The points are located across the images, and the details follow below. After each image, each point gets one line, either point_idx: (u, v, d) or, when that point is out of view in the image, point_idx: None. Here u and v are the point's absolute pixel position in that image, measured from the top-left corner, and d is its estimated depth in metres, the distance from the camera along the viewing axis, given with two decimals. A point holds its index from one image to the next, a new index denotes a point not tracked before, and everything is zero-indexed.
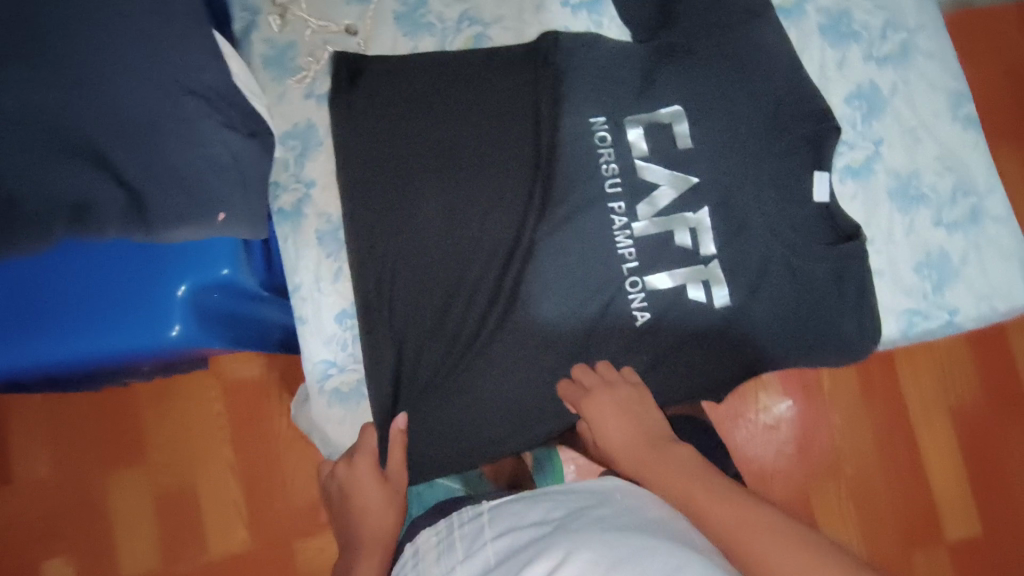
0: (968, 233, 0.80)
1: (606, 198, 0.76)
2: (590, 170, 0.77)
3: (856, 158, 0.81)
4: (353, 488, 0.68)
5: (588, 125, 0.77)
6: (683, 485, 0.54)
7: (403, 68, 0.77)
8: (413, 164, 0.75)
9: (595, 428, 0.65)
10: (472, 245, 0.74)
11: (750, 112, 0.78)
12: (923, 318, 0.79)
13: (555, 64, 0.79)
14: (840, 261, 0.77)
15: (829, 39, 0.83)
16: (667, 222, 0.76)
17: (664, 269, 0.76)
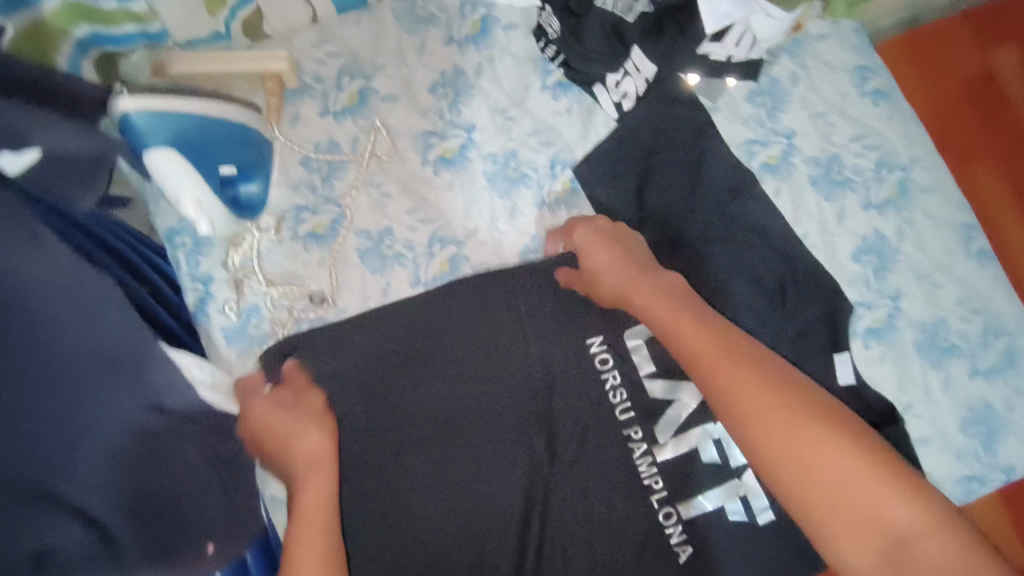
0: (1008, 377, 0.75)
1: (620, 427, 0.72)
2: (594, 402, 0.72)
3: (875, 318, 0.76)
4: (285, 434, 0.63)
5: (585, 351, 0.72)
6: (776, 435, 0.54)
7: (375, 336, 0.70)
8: (411, 438, 0.69)
9: (666, 336, 0.63)
10: (486, 517, 0.68)
11: (760, 302, 0.73)
12: (981, 483, 0.74)
13: (537, 284, 0.73)
14: (883, 441, 0.71)
15: (823, 191, 0.77)
16: (686, 439, 0.73)
17: (698, 491, 0.72)
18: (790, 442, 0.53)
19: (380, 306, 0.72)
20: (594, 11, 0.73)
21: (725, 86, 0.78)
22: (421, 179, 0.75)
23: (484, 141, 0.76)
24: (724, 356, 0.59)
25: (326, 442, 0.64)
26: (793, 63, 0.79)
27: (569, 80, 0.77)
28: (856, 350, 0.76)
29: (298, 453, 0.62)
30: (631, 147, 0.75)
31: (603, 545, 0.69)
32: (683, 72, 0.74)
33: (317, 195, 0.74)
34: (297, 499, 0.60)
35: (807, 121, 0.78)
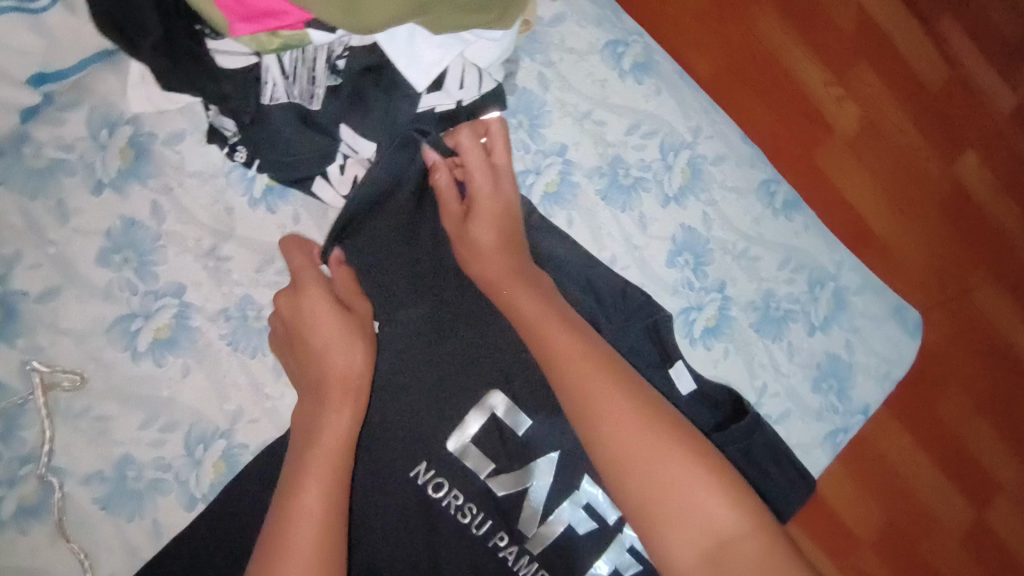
0: (842, 322, 0.74)
1: (484, 551, 0.60)
2: (440, 539, 0.59)
3: (707, 317, 0.71)
4: (306, 320, 0.56)
5: (410, 485, 0.59)
6: (619, 421, 0.50)
7: None
8: None
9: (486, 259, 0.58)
10: None
11: None
12: (845, 431, 0.74)
13: None
14: (742, 437, 0.67)
15: (616, 203, 0.69)
16: (553, 522, 0.61)
17: (586, 566, 0.62)
18: (631, 433, 0.50)
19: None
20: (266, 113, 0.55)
21: None
22: (140, 380, 0.56)
23: (201, 299, 0.58)
24: (582, 344, 0.54)
25: (362, 354, 0.55)
26: (538, 64, 0.68)
27: (281, 184, 0.59)
28: (693, 358, 0.71)
29: (334, 369, 0.54)
30: (402, 240, 0.61)
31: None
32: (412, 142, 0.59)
33: (6, 462, 0.54)
34: (315, 430, 0.52)
35: (574, 128, 0.68)
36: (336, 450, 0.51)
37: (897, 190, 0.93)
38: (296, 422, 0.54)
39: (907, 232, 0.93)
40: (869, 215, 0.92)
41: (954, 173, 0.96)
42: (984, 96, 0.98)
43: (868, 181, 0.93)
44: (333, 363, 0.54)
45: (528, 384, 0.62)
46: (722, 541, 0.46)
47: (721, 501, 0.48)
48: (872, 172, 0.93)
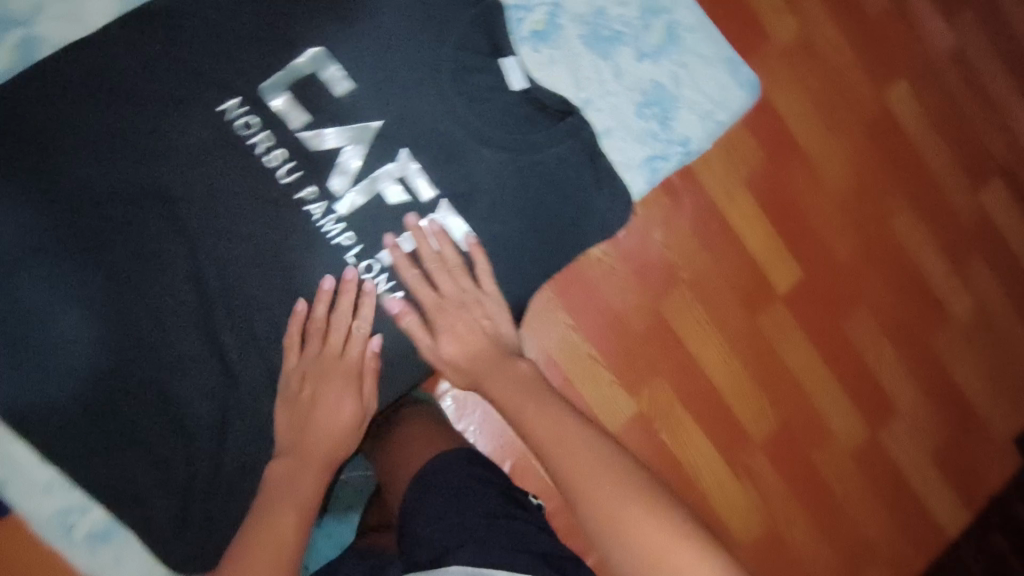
0: (671, 54, 0.77)
1: (287, 190, 0.67)
2: (245, 169, 0.65)
3: (537, 19, 0.74)
4: (309, 403, 0.69)
5: (222, 117, 0.65)
6: (573, 446, 0.61)
7: None
8: (42, 255, 0.64)
9: (447, 338, 0.72)
10: (142, 311, 0.64)
11: (403, 28, 0.69)
12: (662, 159, 0.77)
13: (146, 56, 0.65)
14: (562, 139, 0.73)
15: None
16: (368, 189, 0.69)
17: (395, 232, 0.70)
18: (578, 441, 0.61)
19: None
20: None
21: None
22: None
23: None
24: (559, 412, 0.65)
25: (352, 415, 0.71)
26: None
27: None
28: (520, 54, 0.73)
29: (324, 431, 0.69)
30: None
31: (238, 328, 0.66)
32: None
33: None
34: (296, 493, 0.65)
35: None
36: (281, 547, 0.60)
37: (861, 180, 1.31)
38: (275, 475, 0.66)
39: (862, 172, 1.31)
40: (838, 213, 1.29)
41: (884, 100, 1.33)
42: (862, 107, 1.32)
43: (826, 157, 1.28)
44: (344, 411, 0.70)
45: (346, 43, 0.67)
46: (655, 553, 0.52)
47: (643, 507, 0.55)
48: (818, 113, 1.28)
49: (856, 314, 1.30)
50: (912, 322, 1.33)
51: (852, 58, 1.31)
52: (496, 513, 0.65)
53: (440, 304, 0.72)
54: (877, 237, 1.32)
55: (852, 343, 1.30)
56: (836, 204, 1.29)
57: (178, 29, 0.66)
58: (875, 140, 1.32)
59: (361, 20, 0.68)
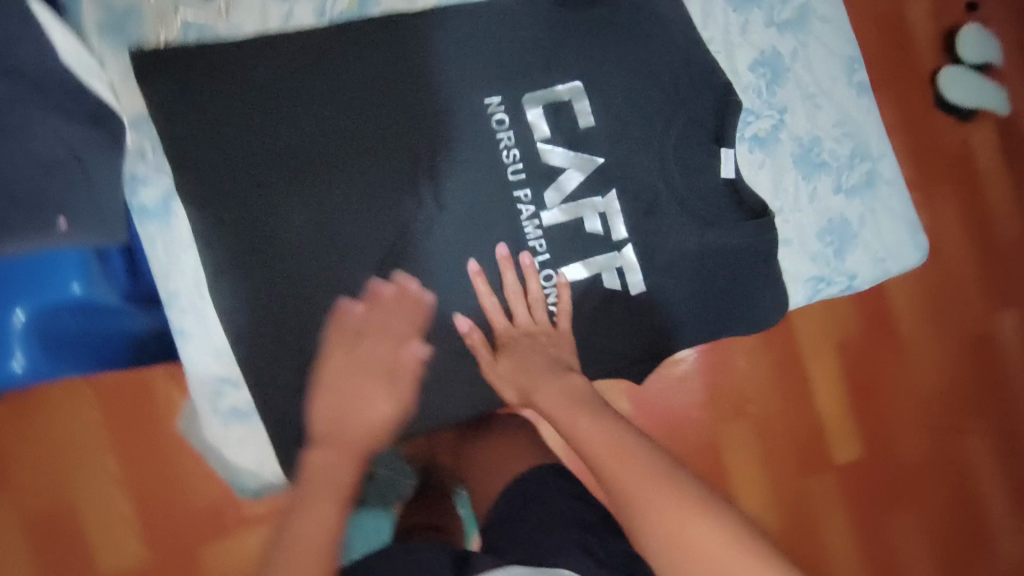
0: (865, 197, 0.83)
1: (510, 186, 0.74)
2: (484, 155, 0.74)
3: (761, 126, 0.81)
4: (359, 401, 0.68)
5: (483, 108, 0.74)
6: (584, 429, 0.63)
7: (249, 61, 0.69)
8: (282, 167, 0.69)
9: (507, 361, 0.73)
10: (349, 244, 0.70)
11: (651, 92, 0.77)
12: (826, 284, 0.82)
13: (442, 37, 0.74)
14: (751, 233, 0.78)
15: (733, 3, 0.81)
16: (572, 211, 0.76)
17: (579, 257, 0.76)
18: (590, 434, 0.62)
19: (257, 34, 0.70)
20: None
21: None
22: None
23: None
24: (584, 413, 0.65)
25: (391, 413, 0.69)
26: None
27: None
28: (738, 148, 0.80)
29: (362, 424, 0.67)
30: None
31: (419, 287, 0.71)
32: None
33: None
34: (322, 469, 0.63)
35: None
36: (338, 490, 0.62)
37: (948, 391, 1.36)
38: (328, 440, 0.66)
39: (949, 382, 1.36)
40: (914, 414, 1.34)
41: (992, 325, 1.39)
42: (966, 317, 1.38)
43: (917, 358, 1.35)
44: (472, 395, 0.74)
45: (601, 88, 0.76)
46: (677, 539, 0.53)
47: (679, 500, 0.55)
48: (923, 314, 1.36)
49: (901, 511, 1.32)
50: (954, 542, 1.34)
51: (973, 277, 1.38)
52: (588, 522, 0.68)
53: (516, 337, 0.74)
54: (945, 450, 1.35)
55: (890, 541, 1.32)
56: (915, 403, 1.34)
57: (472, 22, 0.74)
58: (973, 359, 1.37)
59: (620, 73, 0.77)
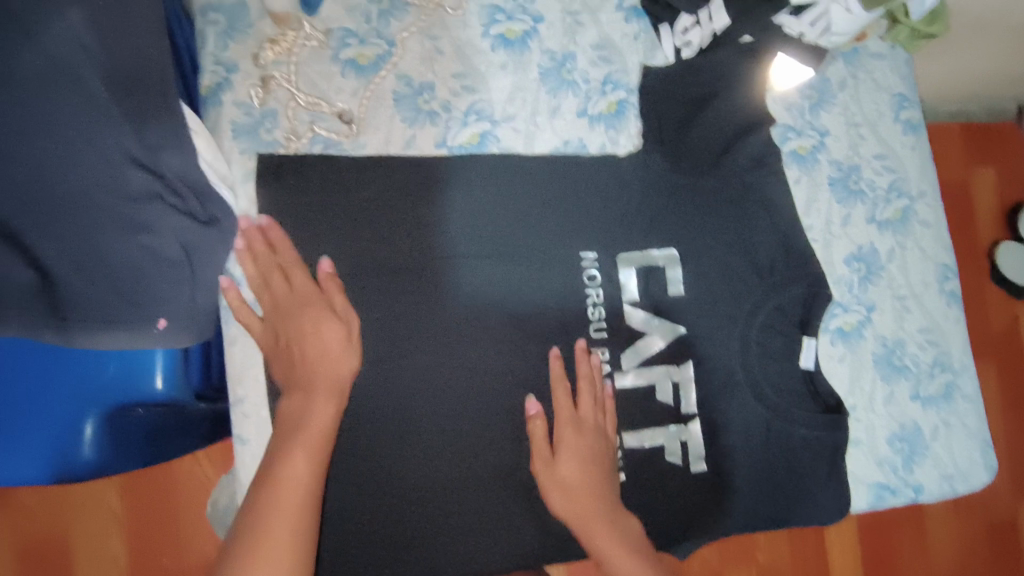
0: (941, 409, 0.81)
1: (590, 343, 0.74)
2: (571, 309, 0.74)
3: (848, 321, 0.80)
4: (308, 328, 0.63)
5: (578, 262, 0.74)
6: (601, 542, 0.65)
7: (358, 182, 0.68)
8: (374, 292, 0.68)
9: (570, 463, 0.68)
10: (418, 382, 0.68)
11: (745, 270, 0.78)
12: (890, 493, 0.79)
13: (550, 184, 0.74)
14: (821, 428, 0.77)
15: (837, 194, 0.81)
16: (646, 374, 0.75)
17: (644, 424, 0.74)
18: (608, 554, 0.65)
19: (379, 156, 0.70)
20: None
21: (799, 77, 0.80)
22: (475, 49, 0.74)
23: (548, 34, 0.76)
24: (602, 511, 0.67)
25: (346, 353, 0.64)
26: (846, 71, 0.83)
27: (643, 10, 0.79)
28: (820, 339, 0.79)
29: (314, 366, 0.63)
30: (692, 104, 0.77)
31: (481, 428, 0.70)
32: (770, 47, 0.77)
33: (370, 26, 0.71)
34: (305, 419, 0.60)
35: (842, 126, 0.82)
36: (320, 434, 0.60)
37: None
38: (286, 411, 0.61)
39: None
40: None
41: None
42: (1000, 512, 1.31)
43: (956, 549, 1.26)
44: (514, 551, 0.69)
45: (697, 257, 0.77)
46: None
47: None
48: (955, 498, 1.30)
49: None
50: None
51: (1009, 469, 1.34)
52: None
53: (579, 428, 0.69)
54: None
55: None
56: None
57: (584, 171, 0.75)
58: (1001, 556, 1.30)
59: (719, 247, 0.77)
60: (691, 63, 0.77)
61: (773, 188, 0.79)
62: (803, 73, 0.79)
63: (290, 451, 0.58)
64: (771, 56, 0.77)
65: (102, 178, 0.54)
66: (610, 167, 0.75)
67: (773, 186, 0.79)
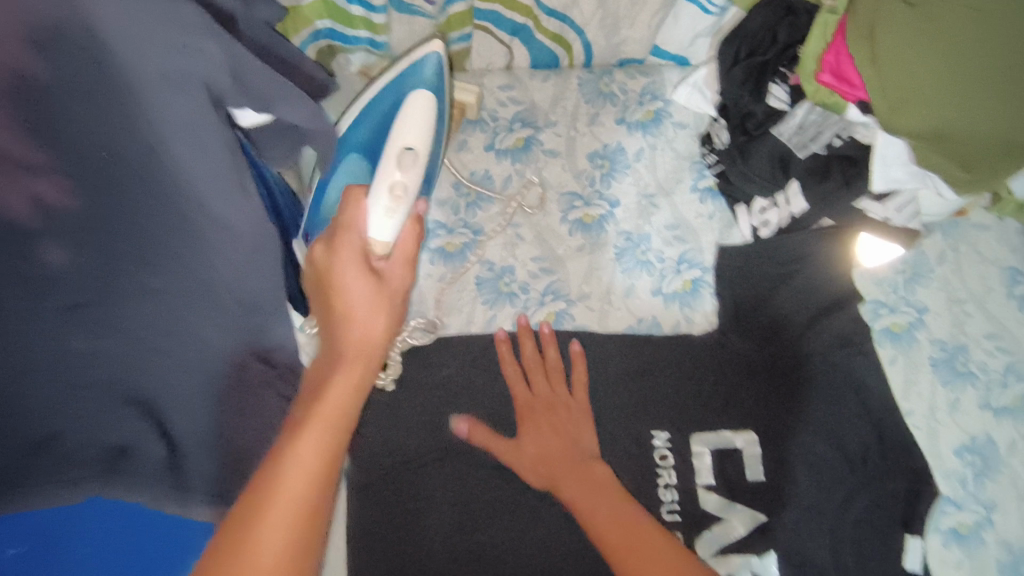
0: None
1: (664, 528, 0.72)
2: (642, 491, 0.73)
3: (962, 521, 0.71)
4: (347, 276, 0.57)
5: (649, 441, 0.74)
6: (591, 504, 0.64)
7: (439, 360, 0.75)
8: (449, 463, 0.72)
9: (529, 436, 0.71)
10: (486, 563, 0.68)
11: (833, 457, 0.73)
12: None
13: (621, 363, 0.76)
14: None
15: (941, 375, 0.75)
16: (726, 564, 0.70)
17: None
18: (589, 504, 0.64)
19: (460, 336, 0.76)
20: (768, 138, 0.74)
21: (887, 254, 0.77)
22: (555, 233, 0.79)
23: (623, 216, 0.80)
24: (591, 483, 0.67)
25: (380, 323, 0.56)
26: (944, 244, 0.79)
27: (718, 190, 0.81)
28: (927, 539, 0.71)
29: (346, 338, 0.54)
30: (770, 280, 0.77)
31: (511, 498, 0.70)
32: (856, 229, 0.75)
33: (458, 218, 0.79)
34: (324, 390, 0.50)
35: (944, 301, 0.77)
36: (338, 416, 0.49)
37: None
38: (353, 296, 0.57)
39: None
40: None
41: None
42: None
43: None
44: None
45: (778, 442, 0.73)
46: None
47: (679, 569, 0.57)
48: None
49: None
50: None
51: None
52: None
53: (531, 405, 0.73)
54: None
55: None
56: None
57: (657, 348, 0.76)
58: None
59: (802, 431, 0.74)
60: (774, 241, 0.77)
61: (862, 370, 0.75)
62: (892, 249, 0.76)
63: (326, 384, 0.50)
64: (856, 236, 0.76)
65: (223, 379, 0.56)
66: (683, 345, 0.76)
67: (862, 368, 0.75)
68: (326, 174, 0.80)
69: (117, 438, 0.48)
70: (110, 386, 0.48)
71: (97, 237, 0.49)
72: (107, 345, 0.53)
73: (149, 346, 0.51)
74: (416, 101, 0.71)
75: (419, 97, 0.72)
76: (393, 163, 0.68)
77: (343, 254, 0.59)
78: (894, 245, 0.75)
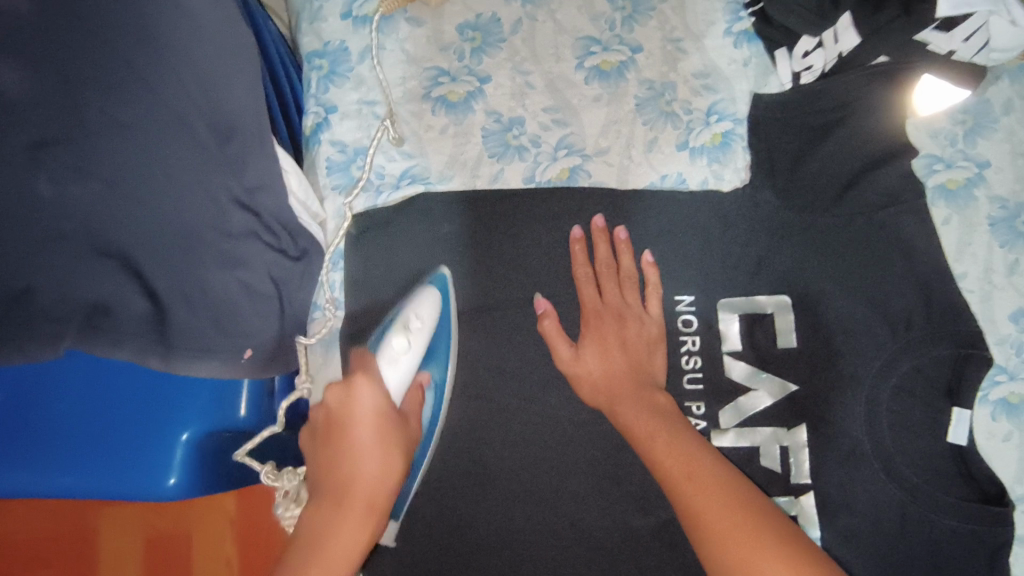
0: None
1: (684, 396, 0.67)
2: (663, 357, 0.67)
3: (1014, 391, 0.66)
4: (337, 405, 0.56)
5: (671, 305, 0.68)
6: (636, 418, 0.59)
7: (443, 214, 0.69)
8: (453, 320, 0.68)
9: (592, 349, 0.65)
10: (501, 438, 0.66)
11: (875, 322, 0.66)
12: None
13: (642, 221, 0.69)
14: (975, 520, 0.62)
15: (999, 236, 0.68)
16: (750, 433, 0.66)
17: None
18: (631, 418, 0.60)
19: (466, 189, 0.69)
20: None
21: (951, 99, 0.68)
22: (570, 82, 0.72)
23: (646, 64, 0.73)
24: (636, 395, 0.61)
25: (389, 468, 0.55)
26: (1013, 91, 0.70)
27: (755, 33, 0.73)
28: (977, 410, 0.65)
29: (354, 463, 0.54)
30: (812, 129, 0.69)
31: (529, 381, 0.67)
32: (916, 68, 0.65)
33: (462, 64, 0.72)
34: (348, 476, 0.54)
35: (1007, 155, 0.69)
36: (367, 499, 0.53)
37: None
38: (331, 398, 0.56)
39: None
40: None
41: None
42: None
43: None
44: None
45: (814, 307, 0.67)
46: None
47: (739, 496, 0.52)
48: None
49: None
50: None
51: None
52: None
53: (598, 309, 0.67)
54: None
55: None
56: None
57: (681, 204, 0.69)
58: None
59: (840, 294, 0.67)
60: (818, 87, 0.69)
61: (911, 230, 0.67)
62: (957, 92, 0.68)
63: (348, 458, 0.54)
64: (918, 79, 0.67)
65: (206, 215, 0.56)
66: (710, 202, 0.69)
67: (911, 227, 0.67)
68: (318, 14, 0.73)
69: (88, 296, 0.52)
70: (87, 232, 0.51)
71: (65, 66, 0.50)
72: (79, 189, 0.51)
73: (107, 173, 0.51)
74: (419, 308, 0.64)
75: (426, 303, 0.64)
76: (397, 330, 0.62)
77: (359, 400, 0.56)
78: (961, 88, 0.67)
